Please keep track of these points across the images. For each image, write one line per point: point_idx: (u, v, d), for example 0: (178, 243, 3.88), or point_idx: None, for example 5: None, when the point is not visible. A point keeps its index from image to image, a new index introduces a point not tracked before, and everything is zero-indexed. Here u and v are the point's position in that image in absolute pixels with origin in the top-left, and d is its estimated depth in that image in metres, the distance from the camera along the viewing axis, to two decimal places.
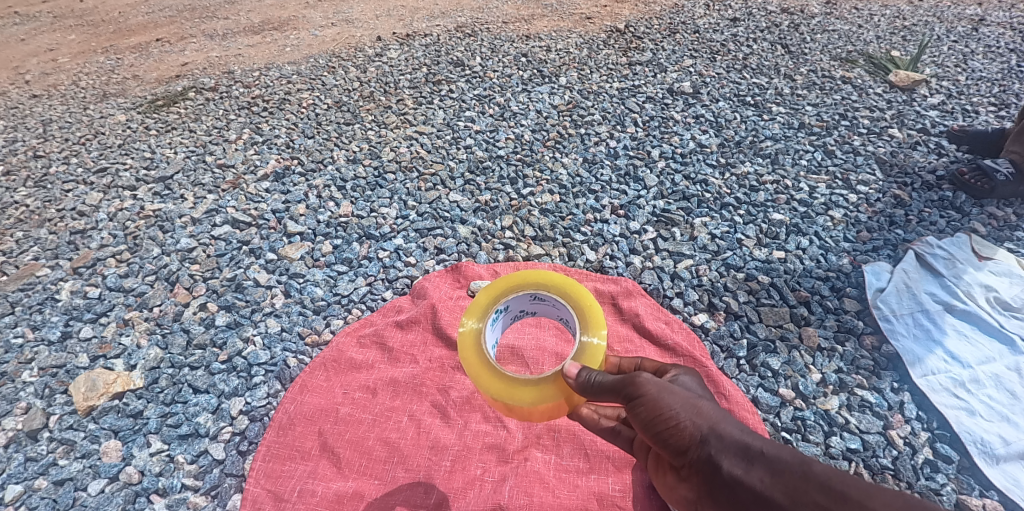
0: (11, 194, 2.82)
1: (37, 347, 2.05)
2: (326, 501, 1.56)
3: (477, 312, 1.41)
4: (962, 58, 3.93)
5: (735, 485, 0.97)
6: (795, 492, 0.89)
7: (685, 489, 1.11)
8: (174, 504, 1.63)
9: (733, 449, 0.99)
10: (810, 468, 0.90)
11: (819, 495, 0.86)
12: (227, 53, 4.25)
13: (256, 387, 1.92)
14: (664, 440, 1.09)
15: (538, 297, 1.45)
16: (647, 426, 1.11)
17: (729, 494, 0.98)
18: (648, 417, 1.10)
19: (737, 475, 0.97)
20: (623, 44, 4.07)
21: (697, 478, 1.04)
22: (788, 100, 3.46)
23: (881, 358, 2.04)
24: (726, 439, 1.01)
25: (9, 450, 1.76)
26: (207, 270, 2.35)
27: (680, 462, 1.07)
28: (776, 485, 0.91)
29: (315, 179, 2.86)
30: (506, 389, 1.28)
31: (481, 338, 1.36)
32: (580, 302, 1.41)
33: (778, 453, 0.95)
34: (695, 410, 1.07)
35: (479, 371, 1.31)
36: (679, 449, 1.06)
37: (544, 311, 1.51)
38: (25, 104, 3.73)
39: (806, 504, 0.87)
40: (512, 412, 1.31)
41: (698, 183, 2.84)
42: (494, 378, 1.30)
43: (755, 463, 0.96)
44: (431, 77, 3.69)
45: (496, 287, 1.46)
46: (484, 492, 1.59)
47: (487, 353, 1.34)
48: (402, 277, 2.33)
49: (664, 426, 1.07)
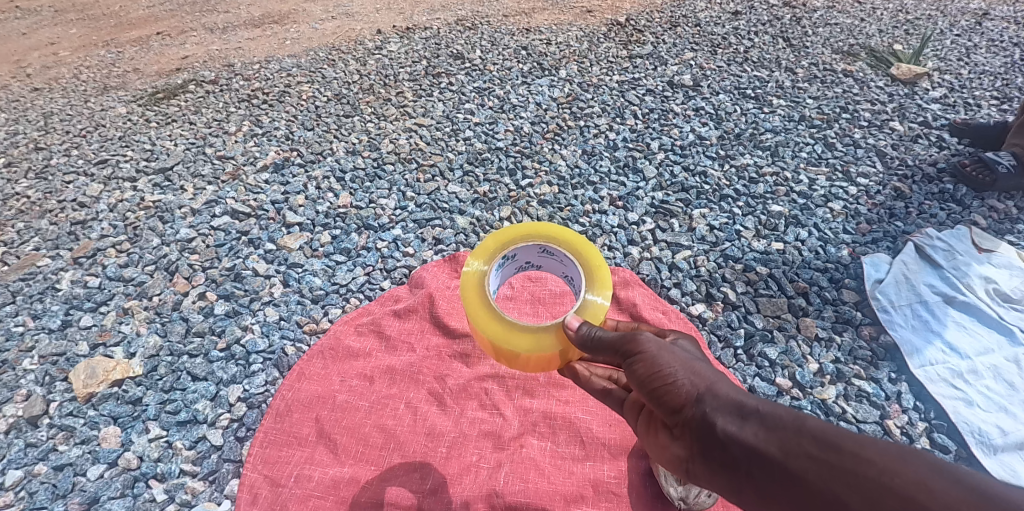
0: (11, 185, 2.83)
1: (38, 335, 2.07)
2: (322, 486, 1.57)
3: (481, 256, 1.37)
4: (966, 52, 3.90)
5: (729, 442, 0.95)
6: (789, 446, 0.87)
7: (674, 447, 1.08)
8: (172, 489, 1.64)
9: (728, 407, 0.98)
10: (804, 423, 0.88)
11: (813, 447, 0.84)
12: (228, 46, 4.25)
13: (254, 375, 1.93)
14: (659, 398, 1.08)
15: (546, 250, 1.42)
16: (642, 384, 1.10)
17: (721, 452, 0.96)
18: (644, 374, 1.09)
19: (732, 432, 0.94)
20: (623, 37, 4.05)
21: (689, 435, 1.02)
22: (789, 92, 3.45)
23: (879, 349, 2.04)
24: (722, 398, 0.99)
25: (8, 436, 1.77)
26: (206, 260, 2.36)
27: (674, 420, 1.05)
28: (771, 439, 0.89)
29: (314, 170, 2.86)
30: (504, 333, 1.27)
31: (483, 283, 1.34)
32: (588, 259, 1.38)
33: (774, 410, 0.93)
34: (692, 371, 1.06)
35: (478, 312, 1.30)
36: (673, 407, 1.05)
37: (549, 266, 1.49)
38: (26, 98, 3.74)
39: (799, 457, 0.85)
40: (505, 357, 1.31)
41: (697, 175, 2.83)
42: (493, 321, 1.29)
43: (750, 419, 0.94)
44: (431, 69, 3.68)
45: (504, 234, 1.42)
46: (480, 478, 1.60)
47: (489, 296, 1.32)
48: (401, 267, 2.34)
49: (659, 383, 1.07)
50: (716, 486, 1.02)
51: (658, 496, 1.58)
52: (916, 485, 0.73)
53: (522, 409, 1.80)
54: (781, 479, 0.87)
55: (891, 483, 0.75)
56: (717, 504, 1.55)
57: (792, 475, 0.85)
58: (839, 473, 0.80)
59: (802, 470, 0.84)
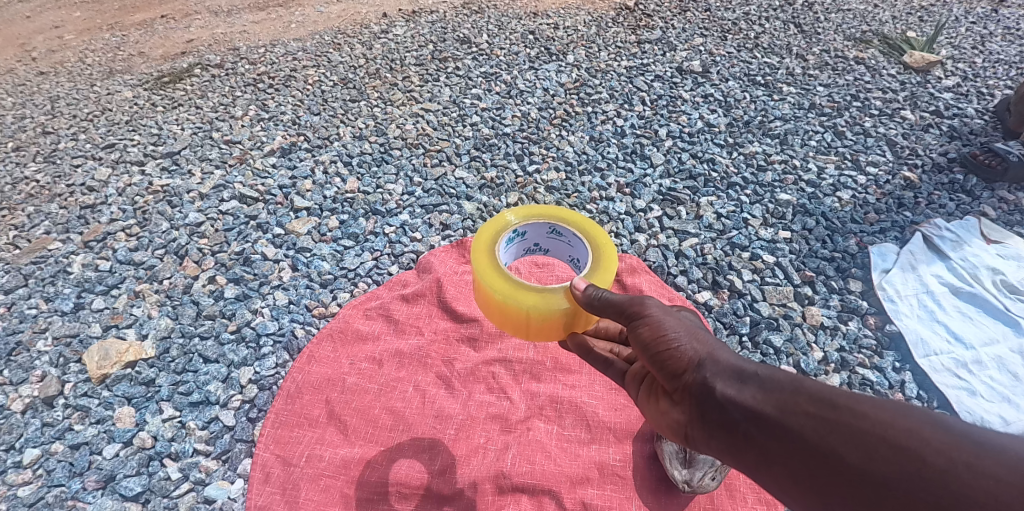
0: (21, 169, 2.84)
1: (51, 317, 2.09)
2: (333, 466, 1.61)
3: (493, 226, 1.38)
4: (980, 40, 3.84)
5: (727, 404, 0.96)
6: (786, 404, 0.88)
7: (674, 412, 1.10)
8: (186, 468, 1.68)
9: (728, 373, 0.99)
10: (802, 383, 0.89)
11: (810, 405, 0.85)
12: (233, 29, 4.23)
13: (265, 358, 1.96)
14: (661, 362, 1.10)
15: (555, 231, 1.43)
16: (645, 348, 1.12)
17: (719, 414, 0.97)
18: (648, 337, 1.11)
19: (730, 395, 0.96)
20: (632, 22, 4.00)
21: (689, 399, 1.04)
22: (799, 80, 3.41)
23: (883, 337, 2.05)
24: (722, 363, 1.01)
25: (25, 415, 1.80)
26: (216, 244, 2.38)
27: (674, 385, 1.07)
28: (768, 400, 0.90)
29: (322, 154, 2.87)
30: (509, 289, 1.25)
31: (492, 246, 1.34)
32: (596, 238, 1.38)
33: (772, 373, 0.94)
34: (695, 337, 1.08)
35: (486, 270, 1.29)
36: (675, 372, 1.07)
37: (557, 249, 1.50)
38: (32, 81, 3.73)
39: (797, 414, 0.86)
40: (508, 315, 1.29)
41: (705, 162, 2.83)
42: (499, 278, 1.27)
43: (749, 382, 0.95)
44: (437, 54, 3.66)
45: (517, 212, 1.44)
46: (488, 460, 1.63)
47: (497, 259, 1.32)
48: (408, 253, 2.36)
49: (663, 347, 1.09)
50: (714, 451, 1.02)
51: (662, 478, 1.61)
52: (907, 433, 0.75)
53: (529, 393, 1.82)
54: (777, 436, 0.87)
55: (885, 434, 0.76)
56: (719, 490, 1.57)
57: (788, 432, 0.86)
58: (835, 427, 0.81)
59: (799, 426, 0.85)
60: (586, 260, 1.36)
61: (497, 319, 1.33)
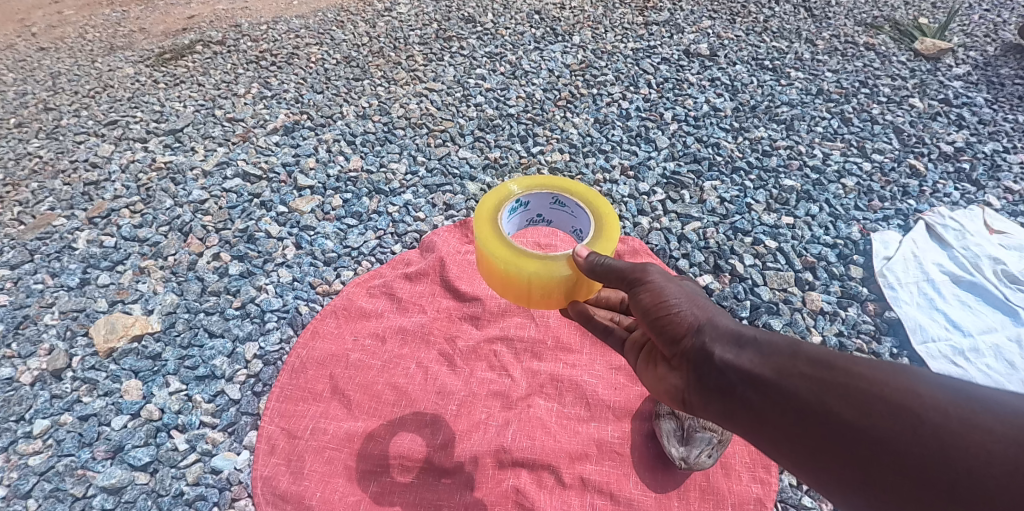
0: (23, 145, 2.84)
1: (57, 292, 2.11)
2: (337, 439, 1.64)
3: (496, 196, 1.38)
4: (994, 28, 3.78)
5: (724, 368, 0.98)
6: (784, 368, 0.90)
7: (672, 378, 1.12)
8: (192, 439, 1.71)
9: (727, 337, 1.01)
10: (800, 348, 0.91)
11: (806, 367, 0.87)
12: (234, 6, 4.18)
13: (269, 333, 1.99)
14: (661, 328, 1.12)
15: (558, 202, 1.44)
16: (645, 314, 1.14)
17: (717, 378, 0.99)
18: (649, 304, 1.13)
19: (729, 359, 0.98)
20: (639, 3, 3.94)
21: (687, 364, 1.06)
22: (808, 65, 3.38)
23: (882, 324, 2.07)
24: (721, 329, 1.04)
25: (34, 387, 1.83)
26: (219, 221, 2.39)
27: (675, 350, 1.09)
28: (766, 363, 0.92)
29: (325, 133, 2.86)
30: (511, 255, 1.25)
31: (495, 215, 1.34)
32: (599, 209, 1.39)
33: (770, 338, 0.96)
34: (695, 304, 1.10)
35: (489, 238, 1.30)
36: (674, 337, 1.09)
37: (560, 221, 1.50)
38: (32, 57, 3.69)
39: (794, 376, 0.88)
40: (510, 283, 1.30)
41: (710, 146, 2.81)
42: (502, 245, 1.28)
43: (746, 347, 0.97)
44: (442, 33, 3.62)
45: (521, 183, 1.44)
46: (488, 435, 1.66)
47: (500, 227, 1.32)
48: (412, 232, 2.37)
49: (663, 313, 1.11)
50: (711, 415, 1.04)
51: (659, 455, 1.64)
52: (904, 391, 0.76)
53: (529, 371, 1.84)
54: (773, 397, 0.89)
55: (881, 392, 0.77)
56: (714, 470, 1.60)
57: (786, 393, 0.88)
58: (830, 386, 0.83)
59: (796, 388, 0.86)
60: (588, 230, 1.37)
61: (499, 286, 1.34)
